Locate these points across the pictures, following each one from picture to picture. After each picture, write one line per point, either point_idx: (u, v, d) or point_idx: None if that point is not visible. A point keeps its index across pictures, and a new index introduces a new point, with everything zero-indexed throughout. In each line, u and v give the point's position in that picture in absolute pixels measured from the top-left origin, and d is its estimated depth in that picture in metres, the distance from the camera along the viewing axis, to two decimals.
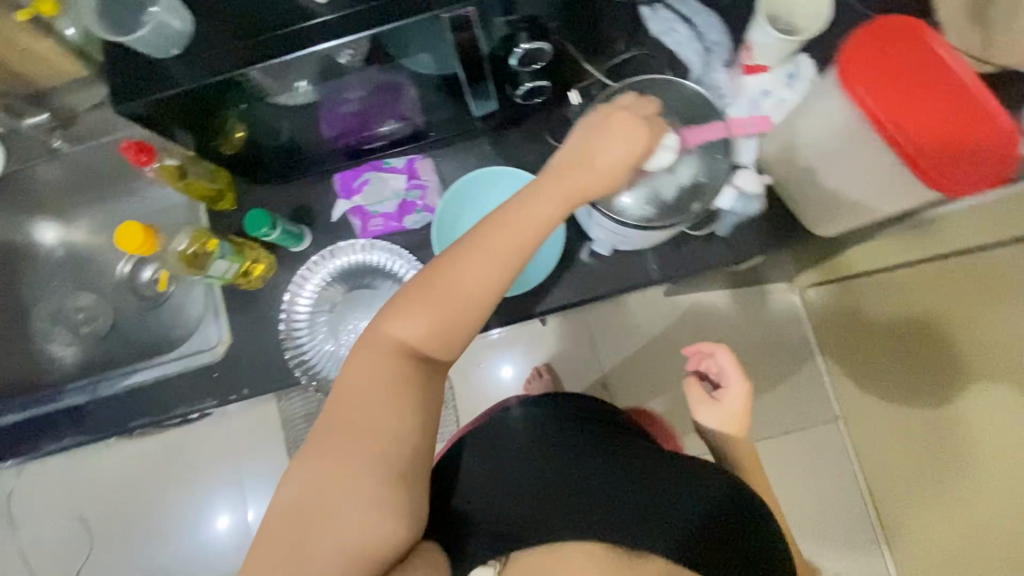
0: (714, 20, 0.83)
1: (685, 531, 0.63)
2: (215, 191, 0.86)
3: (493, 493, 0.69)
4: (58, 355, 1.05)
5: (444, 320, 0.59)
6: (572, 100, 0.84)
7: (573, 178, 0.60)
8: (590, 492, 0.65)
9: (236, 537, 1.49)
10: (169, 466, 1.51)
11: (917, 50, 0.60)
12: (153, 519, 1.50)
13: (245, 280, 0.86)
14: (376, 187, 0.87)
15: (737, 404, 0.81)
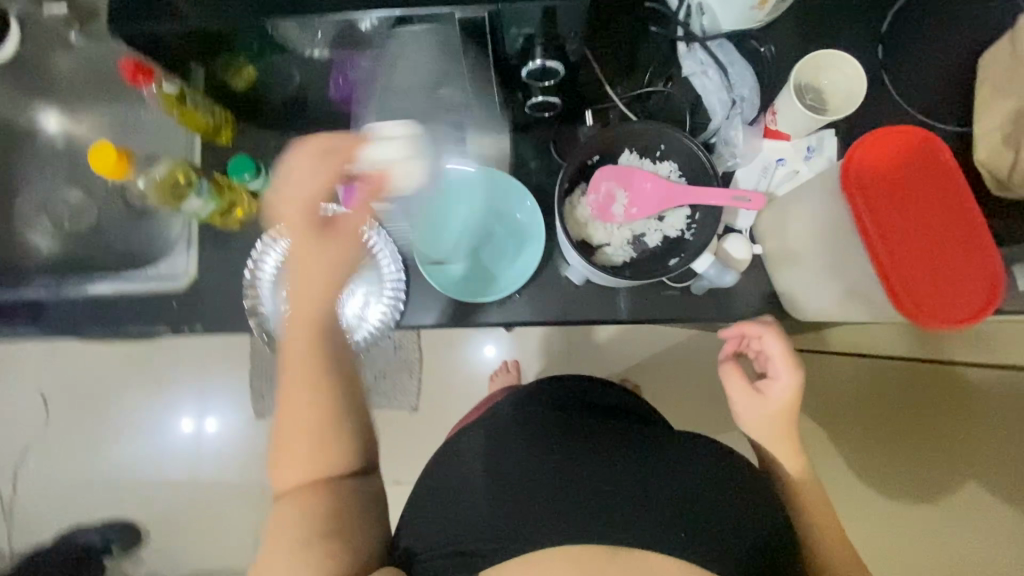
0: (749, 77, 0.79)
1: (680, 526, 0.58)
2: (213, 124, 0.86)
3: (461, 503, 0.63)
4: (36, 243, 1.06)
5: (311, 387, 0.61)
6: (586, 120, 0.82)
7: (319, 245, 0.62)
8: (565, 483, 0.60)
9: (178, 451, 1.53)
10: (129, 367, 1.53)
11: (926, 171, 0.59)
12: (104, 414, 1.54)
13: (221, 220, 0.86)
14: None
15: (782, 399, 0.70)
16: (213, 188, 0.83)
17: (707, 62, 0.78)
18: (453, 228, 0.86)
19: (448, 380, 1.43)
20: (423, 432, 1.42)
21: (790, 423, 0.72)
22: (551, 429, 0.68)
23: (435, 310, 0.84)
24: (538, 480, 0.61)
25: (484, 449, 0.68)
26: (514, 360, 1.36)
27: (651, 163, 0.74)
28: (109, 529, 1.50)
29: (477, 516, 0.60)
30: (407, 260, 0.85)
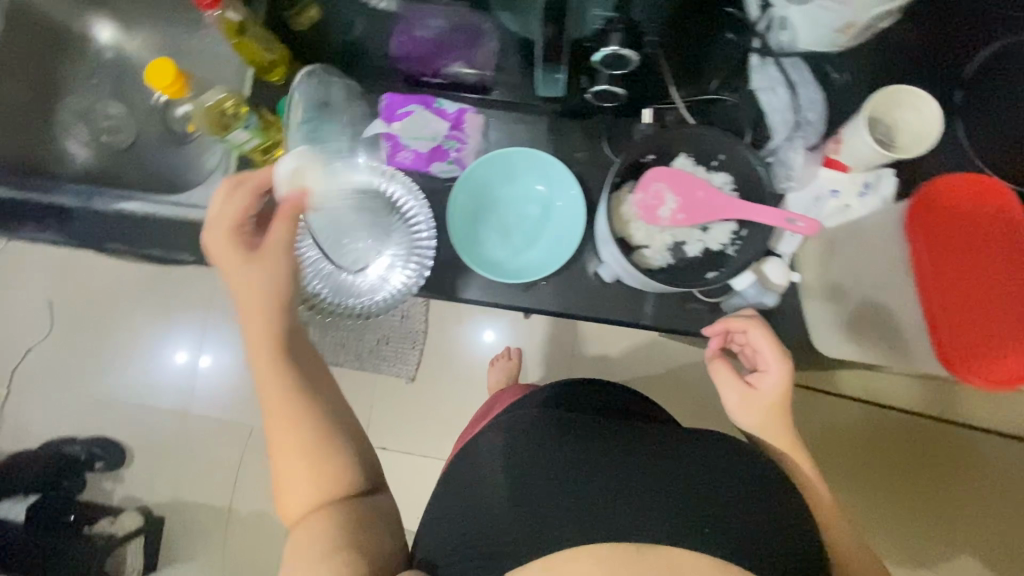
0: (817, 99, 0.77)
1: (704, 519, 0.53)
2: (269, 61, 0.83)
3: (480, 505, 0.59)
4: (70, 151, 1.05)
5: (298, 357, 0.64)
6: (643, 117, 0.79)
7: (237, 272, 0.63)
8: (582, 482, 0.56)
9: (174, 379, 1.54)
10: (140, 290, 1.54)
11: (994, 221, 0.58)
12: (108, 333, 1.55)
13: (260, 157, 0.83)
14: (416, 122, 0.81)
15: (772, 391, 0.69)
16: (260, 124, 0.80)
17: (775, 78, 0.77)
18: (490, 205, 0.86)
19: (448, 360, 1.42)
20: (416, 402, 1.42)
21: (786, 417, 0.69)
22: (560, 422, 0.63)
23: (457, 283, 0.83)
24: (554, 478, 0.57)
25: (498, 440, 0.64)
26: (517, 348, 1.35)
27: (706, 171, 0.72)
28: (95, 444, 1.53)
29: (498, 512, 0.57)
30: (439, 228, 0.84)
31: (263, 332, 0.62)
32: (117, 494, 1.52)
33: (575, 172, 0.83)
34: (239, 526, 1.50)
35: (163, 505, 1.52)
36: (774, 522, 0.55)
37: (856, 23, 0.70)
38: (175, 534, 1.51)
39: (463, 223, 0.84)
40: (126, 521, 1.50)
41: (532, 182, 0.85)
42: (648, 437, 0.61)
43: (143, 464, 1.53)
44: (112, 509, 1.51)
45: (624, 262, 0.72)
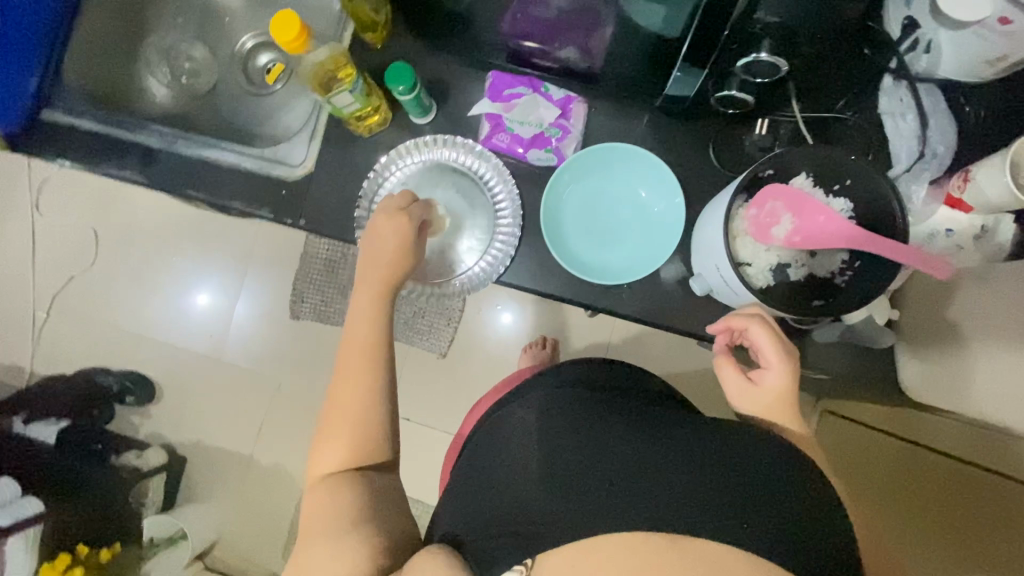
0: (950, 128, 0.72)
1: (746, 515, 0.48)
2: (372, 20, 0.81)
3: (509, 485, 0.55)
4: (153, 89, 1.06)
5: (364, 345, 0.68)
6: (757, 128, 0.77)
7: (372, 264, 0.72)
8: (610, 466, 0.52)
9: (214, 324, 1.55)
10: (189, 234, 1.55)
11: None
12: (155, 271, 1.56)
13: (357, 123, 0.82)
14: (525, 107, 0.82)
15: (776, 388, 0.63)
16: (364, 88, 0.76)
17: (907, 103, 0.73)
18: (578, 206, 0.84)
19: (486, 341, 1.41)
20: (446, 378, 1.41)
21: (795, 413, 0.63)
22: (589, 404, 0.59)
23: (537, 272, 0.80)
24: (582, 462, 0.53)
25: (525, 417, 0.60)
26: (552, 337, 1.32)
27: (830, 195, 0.68)
28: (128, 378, 1.52)
29: (531, 486, 0.53)
30: (524, 216, 0.81)
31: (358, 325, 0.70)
32: (143, 429, 1.56)
33: (672, 175, 0.79)
34: (256, 475, 1.51)
35: (187, 446, 1.55)
36: (813, 514, 0.50)
37: (1010, 57, 0.66)
38: (196, 474, 1.53)
39: (551, 218, 0.82)
40: (150, 455, 1.50)
41: (632, 188, 0.83)
42: (682, 424, 0.57)
43: (173, 402, 1.55)
44: (139, 442, 1.53)
45: (727, 277, 0.68)
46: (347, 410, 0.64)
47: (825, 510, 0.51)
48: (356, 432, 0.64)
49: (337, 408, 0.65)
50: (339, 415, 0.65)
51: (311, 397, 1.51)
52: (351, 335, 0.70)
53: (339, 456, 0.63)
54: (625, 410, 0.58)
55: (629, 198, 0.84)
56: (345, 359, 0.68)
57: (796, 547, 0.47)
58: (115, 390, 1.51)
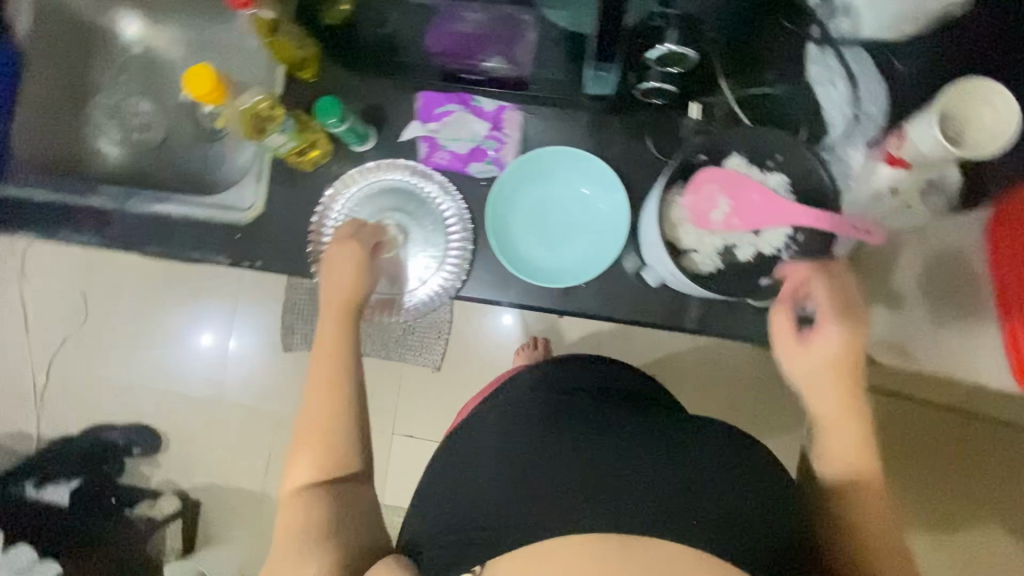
0: (880, 88, 0.72)
1: (686, 511, 0.49)
2: (300, 57, 0.81)
3: (472, 486, 0.56)
4: (103, 149, 1.06)
5: (329, 368, 0.68)
6: (691, 112, 0.76)
7: (328, 292, 0.72)
8: (572, 460, 0.52)
9: (213, 368, 1.55)
10: (177, 284, 1.54)
11: None
12: (148, 323, 1.56)
13: (299, 159, 0.82)
14: (455, 124, 0.82)
15: (833, 350, 0.59)
16: (295, 126, 0.77)
17: (835, 70, 0.73)
18: (527, 211, 0.82)
19: (479, 350, 1.38)
20: (442, 391, 1.40)
21: (852, 376, 0.59)
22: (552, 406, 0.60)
23: (495, 285, 0.82)
24: (544, 458, 0.53)
25: (490, 422, 0.62)
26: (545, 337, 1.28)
27: (765, 173, 0.68)
28: (133, 432, 1.54)
29: (492, 486, 0.54)
30: (474, 230, 0.82)
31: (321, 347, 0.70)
32: (154, 478, 1.56)
33: (615, 170, 0.79)
34: (270, 510, 1.53)
35: (200, 489, 1.55)
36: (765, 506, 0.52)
37: None
38: (211, 516, 1.55)
39: (498, 228, 0.81)
40: (163, 504, 1.52)
41: (574, 186, 0.82)
42: (644, 420, 0.58)
43: (179, 450, 1.56)
44: (151, 492, 1.54)
45: (671, 267, 0.69)
46: (315, 436, 0.66)
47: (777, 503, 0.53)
48: (324, 458, 0.65)
49: (308, 424, 0.66)
50: (310, 440, 0.65)
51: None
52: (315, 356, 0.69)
53: (310, 473, 0.64)
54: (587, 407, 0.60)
55: (571, 197, 0.82)
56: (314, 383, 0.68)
57: (751, 540, 0.49)
58: (122, 444, 1.54)
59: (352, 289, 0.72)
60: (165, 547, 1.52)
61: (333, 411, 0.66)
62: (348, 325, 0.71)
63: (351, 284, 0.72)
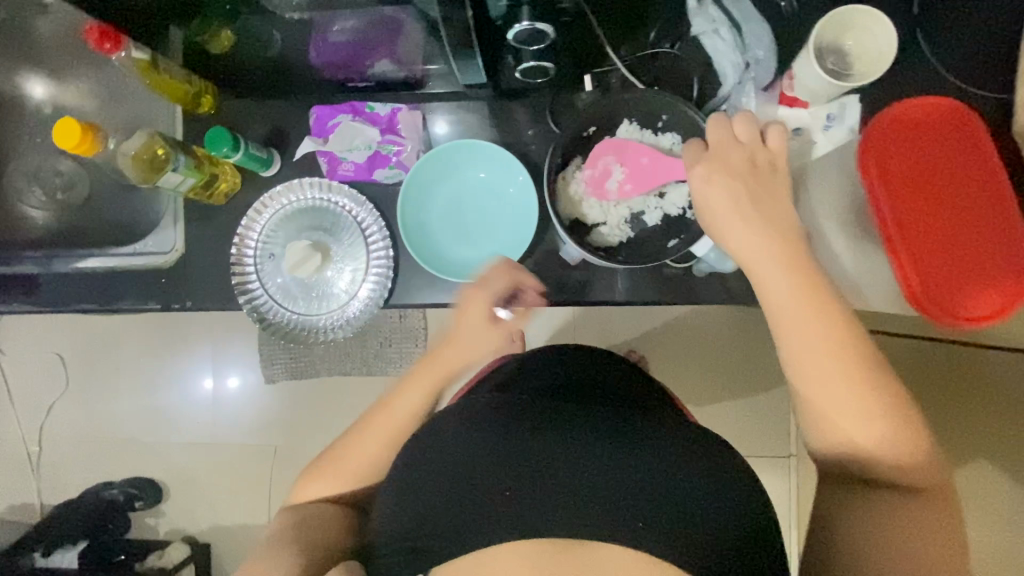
0: (765, 31, 0.71)
1: (644, 517, 0.49)
2: (192, 93, 0.81)
3: (411, 494, 0.55)
4: (30, 214, 1.02)
5: (394, 410, 0.71)
6: (585, 85, 0.76)
7: (443, 355, 0.71)
8: (507, 474, 0.52)
9: (203, 415, 1.50)
10: (148, 336, 1.51)
11: (956, 132, 0.62)
12: (126, 378, 1.52)
13: (207, 194, 0.82)
14: (344, 134, 0.80)
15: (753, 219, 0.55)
16: (192, 161, 0.77)
17: (718, 19, 0.72)
18: (442, 210, 0.82)
19: None
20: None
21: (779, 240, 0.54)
22: (499, 408, 0.58)
23: (423, 289, 0.80)
24: (479, 477, 0.53)
25: (448, 427, 0.59)
26: None
27: (652, 133, 0.69)
28: (133, 485, 1.47)
29: (431, 504, 0.53)
30: (393, 236, 0.81)
31: (413, 397, 0.71)
32: (160, 529, 1.52)
33: (523, 156, 0.79)
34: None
35: (206, 533, 1.50)
36: (719, 497, 0.51)
37: None
38: (223, 559, 1.49)
39: (415, 231, 0.80)
40: (172, 552, 1.44)
41: (476, 176, 0.81)
42: (624, 423, 0.56)
43: (181, 498, 1.51)
44: (159, 543, 1.49)
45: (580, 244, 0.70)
46: (343, 473, 0.71)
47: (731, 489, 0.52)
48: (336, 485, 0.72)
49: (349, 454, 0.71)
50: (336, 471, 0.71)
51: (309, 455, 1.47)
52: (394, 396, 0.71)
53: (327, 489, 0.72)
54: (549, 409, 0.57)
55: (475, 186, 0.81)
56: (366, 420, 0.72)
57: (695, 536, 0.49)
58: (121, 499, 1.47)
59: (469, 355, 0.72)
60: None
61: (376, 455, 0.71)
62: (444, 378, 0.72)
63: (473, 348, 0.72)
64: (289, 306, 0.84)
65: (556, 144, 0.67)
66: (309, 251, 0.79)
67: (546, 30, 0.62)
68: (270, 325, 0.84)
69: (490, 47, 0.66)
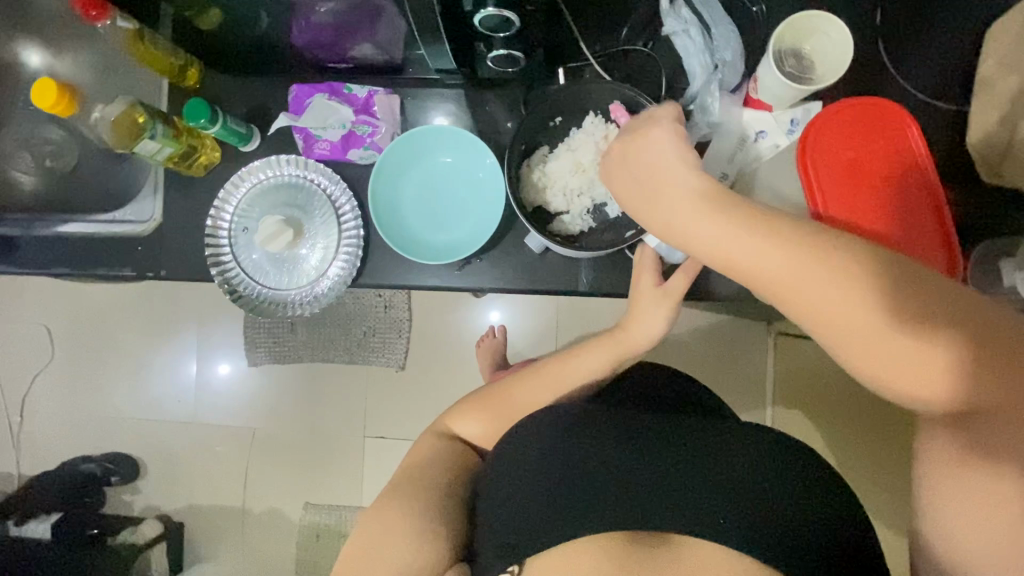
0: (732, 33, 0.74)
1: (733, 518, 0.52)
2: (178, 66, 0.82)
3: (504, 495, 0.60)
4: (16, 178, 0.99)
5: (566, 366, 0.73)
6: (558, 77, 0.78)
7: (621, 338, 0.72)
8: (597, 475, 0.57)
9: (188, 393, 1.51)
10: (137, 313, 1.52)
11: (883, 118, 0.62)
12: (113, 353, 1.53)
13: (185, 165, 0.84)
14: (320, 112, 0.81)
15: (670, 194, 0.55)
16: (170, 131, 0.79)
17: (688, 20, 0.74)
18: (413, 195, 0.84)
19: (444, 344, 1.43)
20: (412, 390, 1.43)
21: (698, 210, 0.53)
22: (589, 417, 0.62)
23: (394, 270, 0.82)
24: (566, 475, 0.57)
25: (525, 434, 0.63)
26: (501, 324, 1.29)
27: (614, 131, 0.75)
28: (109, 460, 1.47)
29: (524, 501, 0.58)
30: (367, 216, 0.83)
31: (593, 363, 0.73)
32: (136, 506, 1.51)
33: (497, 144, 0.81)
34: (255, 525, 1.46)
35: (181, 511, 1.49)
36: (810, 508, 0.54)
37: None
38: (197, 536, 1.48)
39: (386, 212, 0.83)
40: (146, 528, 1.43)
41: (446, 161, 0.84)
42: (699, 432, 0.60)
43: (160, 476, 1.50)
44: (133, 519, 1.48)
45: (543, 229, 0.76)
46: (504, 409, 0.73)
47: (820, 503, 0.55)
48: (493, 419, 0.72)
49: (519, 396, 0.73)
50: (497, 404, 0.73)
51: (299, 440, 1.46)
52: (575, 352, 0.73)
53: (475, 426, 0.73)
54: (622, 419, 0.62)
55: (443, 170, 0.84)
56: (542, 368, 0.74)
57: (790, 544, 0.51)
58: (98, 473, 1.46)
59: (645, 327, 0.71)
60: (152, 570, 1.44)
61: (541, 404, 0.72)
62: (619, 353, 0.72)
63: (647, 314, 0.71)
64: (259, 280, 0.86)
65: (516, 134, 0.74)
66: (280, 226, 0.80)
67: (514, 19, 0.64)
68: (241, 298, 0.85)
69: (460, 34, 0.67)
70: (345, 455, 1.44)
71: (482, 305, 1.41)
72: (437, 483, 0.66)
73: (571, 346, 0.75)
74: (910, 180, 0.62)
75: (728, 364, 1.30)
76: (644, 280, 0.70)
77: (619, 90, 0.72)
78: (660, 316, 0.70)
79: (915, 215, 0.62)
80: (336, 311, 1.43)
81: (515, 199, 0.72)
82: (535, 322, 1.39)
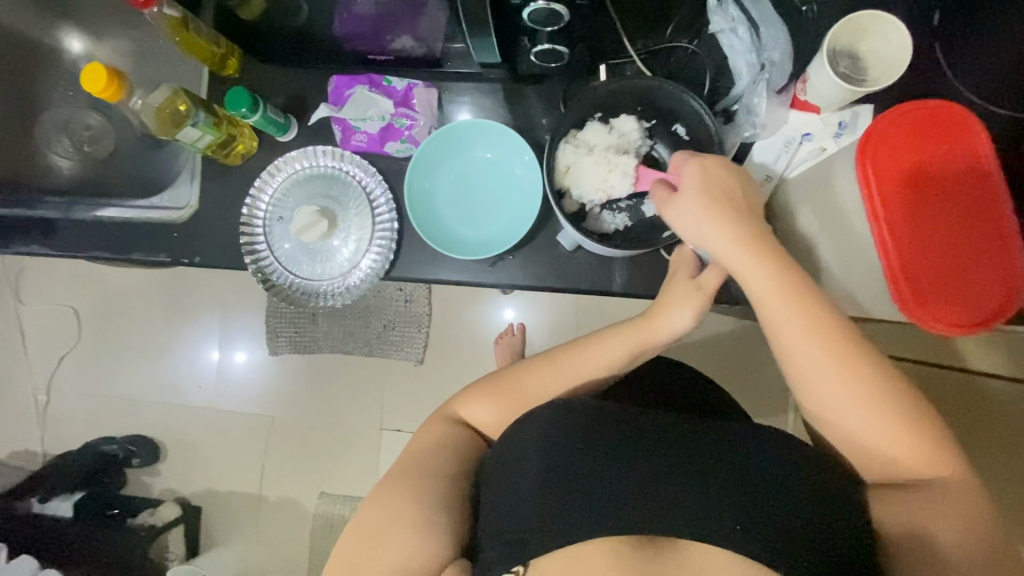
0: (781, 32, 0.72)
1: (753, 524, 0.51)
2: (219, 55, 0.83)
3: (511, 488, 0.59)
4: (55, 162, 1.00)
5: (573, 358, 0.71)
6: (599, 74, 0.78)
7: (638, 334, 0.70)
8: (608, 475, 0.55)
9: (209, 378, 1.52)
10: (162, 297, 1.54)
11: (961, 134, 0.60)
12: (137, 337, 1.55)
13: (223, 153, 0.84)
14: (360, 103, 0.81)
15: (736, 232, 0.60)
16: (211, 119, 0.79)
17: (736, 17, 0.72)
18: (445, 188, 0.84)
19: (461, 339, 1.42)
20: (427, 385, 1.43)
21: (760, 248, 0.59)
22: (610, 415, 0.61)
23: (425, 263, 0.81)
24: (580, 473, 0.56)
25: (534, 429, 0.62)
26: (521, 322, 1.28)
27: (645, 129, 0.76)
28: (132, 442, 1.50)
29: (525, 496, 0.57)
30: (401, 209, 0.83)
31: (606, 356, 0.70)
32: (155, 489, 1.53)
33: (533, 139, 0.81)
34: (269, 512, 1.47)
35: (199, 495, 1.51)
36: (820, 505, 0.54)
37: None
38: (212, 521, 1.49)
39: (419, 202, 0.82)
40: (164, 511, 1.46)
41: (479, 154, 0.84)
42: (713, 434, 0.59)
43: (180, 460, 1.52)
44: (153, 501, 1.50)
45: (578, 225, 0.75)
46: (513, 398, 0.71)
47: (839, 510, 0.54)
48: (500, 408, 0.71)
49: (528, 385, 0.71)
50: (505, 392, 0.71)
51: (317, 429, 1.47)
52: (587, 343, 0.71)
53: (476, 412, 0.71)
54: (635, 419, 0.61)
55: (476, 163, 0.84)
56: (552, 357, 0.71)
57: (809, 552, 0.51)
58: (121, 455, 1.49)
59: (678, 325, 0.70)
60: (169, 553, 1.47)
61: (549, 394, 0.70)
62: (632, 347, 0.70)
63: (686, 304, 0.69)
64: (293, 270, 0.86)
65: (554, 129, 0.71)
66: (318, 216, 0.80)
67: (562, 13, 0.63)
68: (274, 286, 0.85)
69: (505, 26, 0.67)
70: (358, 449, 1.45)
71: (501, 302, 1.41)
72: (459, 476, 0.66)
73: (582, 336, 0.73)
74: (975, 202, 0.60)
75: (750, 371, 1.28)
76: (680, 273, 0.71)
77: (665, 87, 0.71)
78: (699, 312, 0.69)
79: (970, 250, 0.60)
80: (356, 303, 1.43)
81: (552, 192, 0.70)
82: (554, 323, 1.38)
